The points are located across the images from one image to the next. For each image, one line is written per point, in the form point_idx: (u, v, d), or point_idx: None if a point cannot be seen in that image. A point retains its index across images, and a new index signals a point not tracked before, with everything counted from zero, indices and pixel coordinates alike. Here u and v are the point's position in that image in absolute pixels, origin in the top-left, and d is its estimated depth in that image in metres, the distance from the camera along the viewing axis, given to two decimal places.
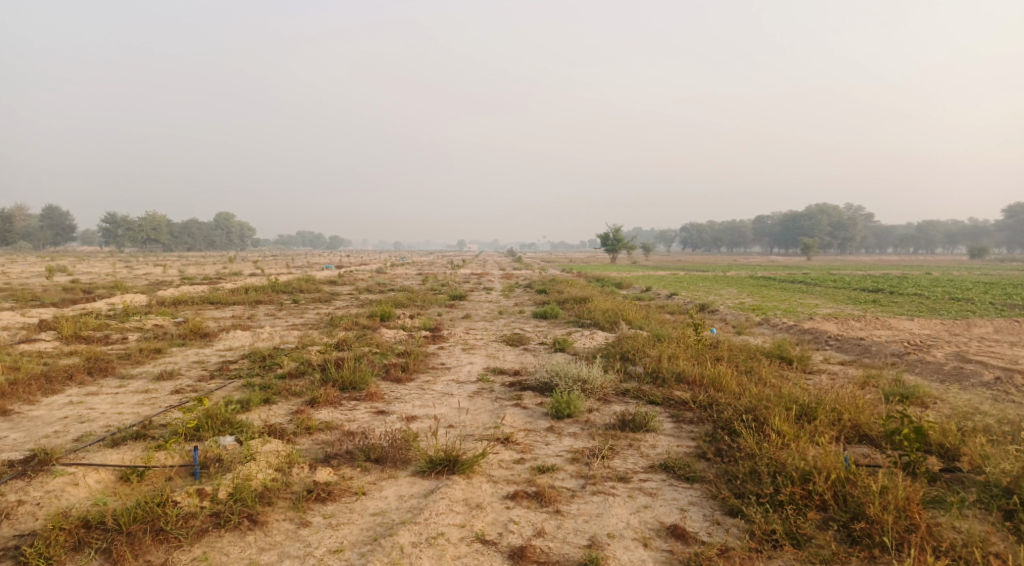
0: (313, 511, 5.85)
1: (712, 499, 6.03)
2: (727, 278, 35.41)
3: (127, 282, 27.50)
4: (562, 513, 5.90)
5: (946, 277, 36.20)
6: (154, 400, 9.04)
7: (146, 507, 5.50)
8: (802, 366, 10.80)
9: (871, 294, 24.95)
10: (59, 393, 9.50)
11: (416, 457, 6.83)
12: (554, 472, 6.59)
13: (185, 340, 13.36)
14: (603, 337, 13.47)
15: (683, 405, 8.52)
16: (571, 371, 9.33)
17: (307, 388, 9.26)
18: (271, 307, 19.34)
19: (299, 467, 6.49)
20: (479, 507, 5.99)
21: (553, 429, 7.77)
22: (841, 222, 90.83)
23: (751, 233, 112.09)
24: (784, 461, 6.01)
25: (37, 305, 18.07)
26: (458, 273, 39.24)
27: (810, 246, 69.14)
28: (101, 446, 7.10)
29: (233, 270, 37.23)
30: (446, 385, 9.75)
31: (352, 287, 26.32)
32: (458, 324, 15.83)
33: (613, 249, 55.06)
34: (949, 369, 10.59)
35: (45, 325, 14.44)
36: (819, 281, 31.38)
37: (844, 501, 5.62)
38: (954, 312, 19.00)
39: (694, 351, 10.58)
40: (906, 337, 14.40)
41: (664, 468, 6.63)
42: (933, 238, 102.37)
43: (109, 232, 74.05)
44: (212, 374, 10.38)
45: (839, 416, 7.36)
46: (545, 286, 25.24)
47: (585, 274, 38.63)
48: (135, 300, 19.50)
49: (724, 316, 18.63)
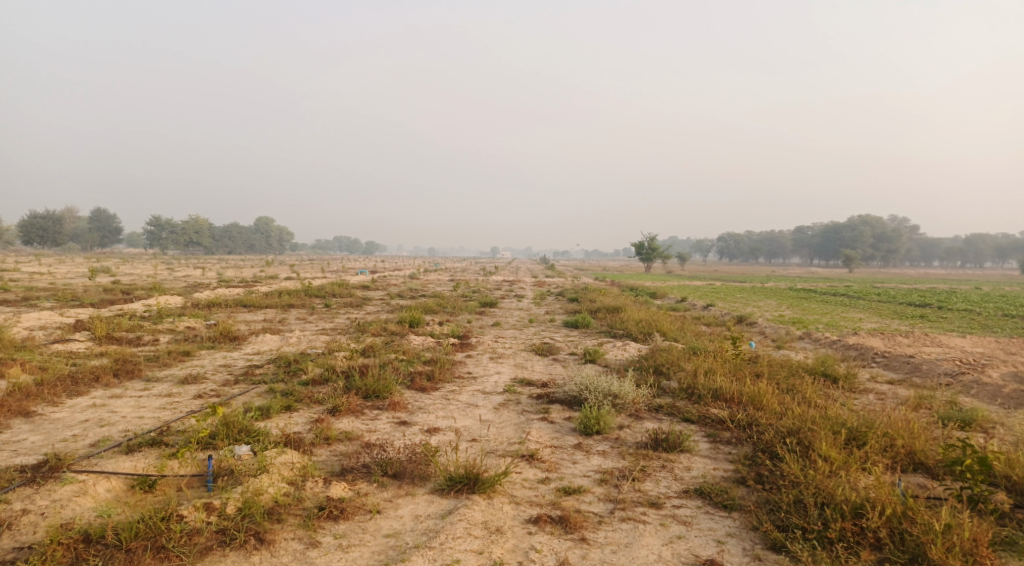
0: (324, 530, 5.56)
1: (753, 531, 5.55)
2: (764, 290, 34.48)
3: (166, 283, 27.97)
4: (588, 541, 5.48)
5: (993, 292, 34.84)
6: (176, 405, 8.90)
7: (149, 522, 5.29)
8: (848, 385, 10.18)
9: (917, 309, 23.80)
10: (84, 394, 9.42)
11: (435, 473, 6.48)
12: (580, 495, 6.17)
13: (215, 343, 13.28)
14: (636, 348, 13.00)
15: (720, 425, 8.01)
16: (601, 384, 8.89)
17: (330, 395, 9.00)
18: (303, 311, 19.32)
19: (314, 481, 6.20)
20: (499, 531, 5.61)
21: (581, 447, 7.36)
22: (885, 234, 88.21)
23: (790, 243, 109.74)
24: (832, 491, 5.50)
25: (76, 306, 18.30)
26: (491, 279, 39.15)
27: (852, 257, 67.08)
28: (115, 453, 6.94)
29: (270, 273, 37.76)
30: (471, 396, 9.41)
31: (383, 293, 26.23)
32: (488, 332, 15.52)
33: (648, 258, 54.22)
34: (1008, 392, 9.84)
35: (80, 324, 14.57)
36: (862, 295, 30.30)
37: (901, 539, 5.10)
38: (1008, 329, 17.97)
39: (731, 366, 10.05)
40: (958, 355, 13.58)
41: (700, 493, 6.16)
42: (982, 252, 98.85)
43: (153, 234, 75.90)
44: (236, 379, 10.22)
45: (892, 442, 6.78)
46: (576, 295, 24.79)
47: (617, 283, 38.15)
48: (170, 301, 19.65)
49: (763, 329, 17.96)
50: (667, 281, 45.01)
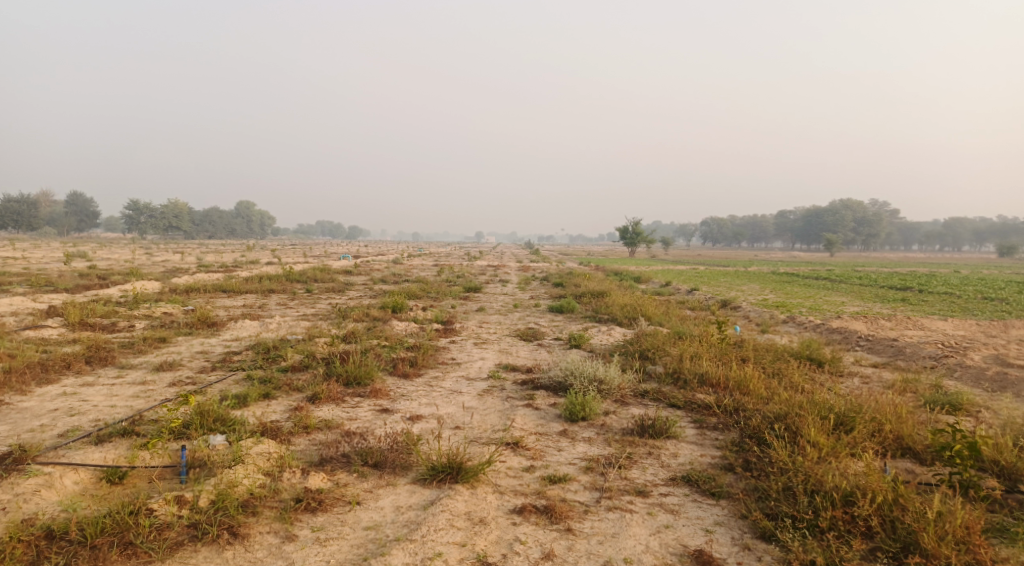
0: (301, 523, 5.38)
1: (742, 519, 5.44)
2: (747, 274, 34.55)
3: (144, 268, 27.40)
4: (574, 531, 5.35)
5: (972, 275, 35.05)
6: (150, 393, 8.63)
7: (116, 517, 5.10)
8: (833, 368, 10.14)
9: (899, 292, 23.96)
10: (54, 382, 9.11)
11: (417, 463, 6.31)
12: (566, 483, 6.03)
13: (192, 329, 12.95)
14: (621, 333, 12.91)
15: (707, 410, 7.92)
16: (586, 370, 8.75)
17: (310, 383, 8.77)
18: (284, 297, 18.98)
19: (291, 471, 6.00)
20: (483, 522, 5.45)
21: (566, 433, 7.22)
22: (866, 219, 88.86)
23: (773, 228, 110.38)
24: (822, 478, 5.40)
25: (49, 291, 17.82)
26: (476, 264, 38.83)
27: (834, 241, 67.63)
28: (84, 444, 6.69)
29: (251, 258, 37.35)
30: (455, 382, 9.24)
31: (366, 278, 25.91)
32: (472, 317, 15.35)
33: (633, 243, 54.10)
34: (991, 375, 9.84)
35: (52, 310, 14.15)
36: (844, 278, 30.44)
37: (893, 527, 5.02)
38: (988, 312, 18.12)
39: (717, 350, 9.96)
40: (939, 338, 13.63)
41: (687, 481, 6.05)
42: (960, 236, 100.04)
43: (131, 219, 74.54)
44: (213, 366, 9.95)
45: (879, 427, 6.71)
46: (561, 279, 24.64)
47: (603, 268, 37.90)
48: (147, 286, 19.21)
49: (747, 313, 17.93)
50: (653, 265, 45.00)
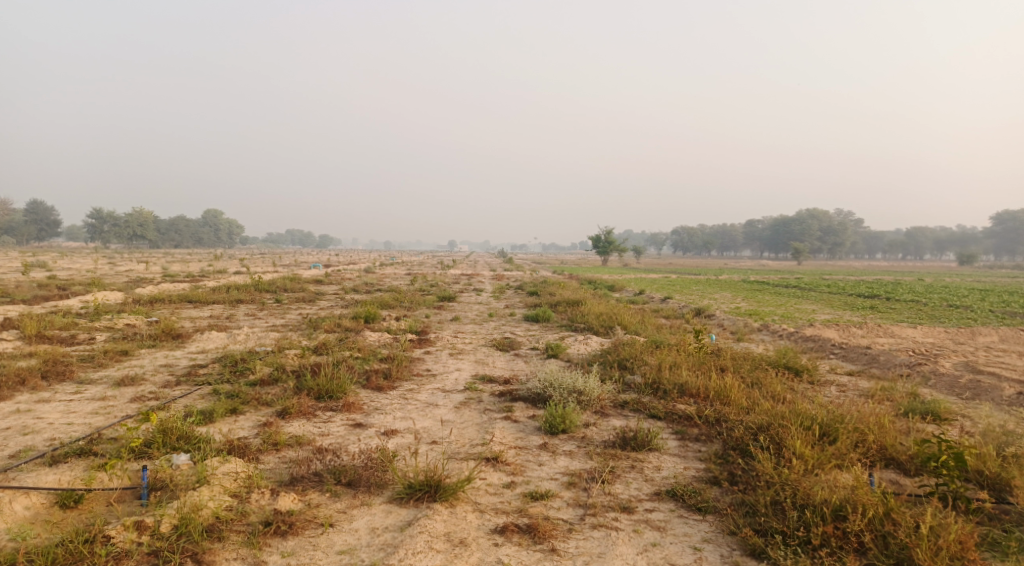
0: (270, 548, 5.10)
1: (730, 536, 5.30)
2: (719, 283, 34.88)
3: (106, 278, 26.56)
4: (558, 552, 5.15)
5: (936, 283, 35.77)
6: (110, 409, 8.21)
7: (69, 547, 4.80)
8: (810, 377, 10.12)
9: (867, 300, 24.31)
10: (7, 399, 8.64)
11: (393, 481, 6.05)
12: (549, 500, 5.83)
13: (156, 341, 12.48)
14: (598, 342, 12.79)
15: (688, 421, 7.79)
16: (565, 381, 8.57)
17: (279, 397, 8.44)
18: (253, 307, 18.51)
19: (260, 492, 5.70)
20: (463, 544, 5.23)
21: (547, 447, 7.02)
22: (831, 228, 90.66)
23: (742, 237, 112.03)
24: (811, 492, 5.30)
25: (4, 303, 17.07)
26: (448, 273, 38.52)
27: (802, 251, 68.76)
28: (38, 465, 6.30)
29: (219, 267, 36.55)
30: (430, 394, 8.97)
31: (338, 288, 25.44)
32: (446, 327, 15.09)
33: (605, 252, 54.29)
34: (965, 383, 9.93)
35: (7, 322, 13.54)
36: (813, 287, 30.80)
37: (885, 543, 4.92)
38: (955, 319, 18.41)
39: (696, 360, 9.87)
40: (910, 345, 13.77)
41: (672, 496, 5.89)
42: (922, 245, 102.59)
43: (94, 227, 72.70)
44: (177, 380, 9.53)
45: (862, 437, 6.64)
46: (535, 288, 24.51)
47: (576, 276, 37.76)
48: (109, 297, 18.54)
49: (721, 321, 17.98)
50: (626, 274, 45.17)
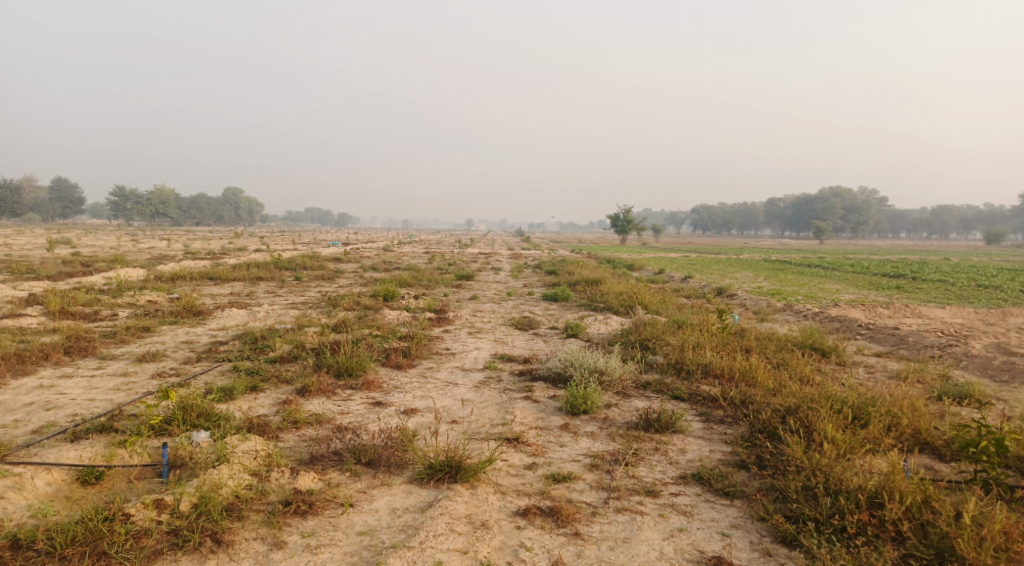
0: (290, 528, 5.05)
1: (760, 522, 5.16)
2: (740, 261, 34.31)
3: (129, 254, 26.80)
4: (582, 536, 5.04)
5: (964, 262, 34.87)
6: (131, 385, 8.22)
7: (89, 525, 4.78)
8: (838, 358, 9.86)
9: (892, 280, 23.79)
10: (31, 374, 8.68)
11: (413, 461, 5.96)
12: (571, 483, 5.71)
13: (178, 318, 12.51)
14: (618, 321, 12.61)
15: (712, 402, 7.61)
16: (586, 361, 8.42)
17: (299, 374, 8.39)
18: (272, 284, 18.52)
19: (280, 470, 5.64)
20: (485, 526, 5.14)
21: (568, 428, 6.90)
22: (856, 207, 88.97)
23: (763, 216, 110.44)
24: (845, 479, 5.13)
25: (29, 279, 17.26)
26: (467, 252, 38.27)
27: (824, 229, 67.61)
28: (60, 441, 6.31)
29: (238, 245, 36.79)
30: (449, 373, 8.88)
31: (357, 266, 25.41)
32: (465, 305, 14.98)
33: (625, 230, 53.60)
34: (998, 365, 9.64)
35: (32, 298, 13.64)
36: (836, 266, 30.21)
37: (924, 532, 4.75)
38: (985, 299, 17.94)
39: (719, 340, 9.66)
40: (939, 326, 13.41)
41: (698, 480, 5.75)
42: (948, 224, 100.44)
43: (117, 205, 73.53)
44: (198, 357, 9.53)
45: (895, 421, 6.42)
46: (554, 267, 24.34)
47: (596, 256, 37.44)
48: (131, 274, 18.65)
49: (744, 301, 17.66)
50: (645, 253, 44.66)
